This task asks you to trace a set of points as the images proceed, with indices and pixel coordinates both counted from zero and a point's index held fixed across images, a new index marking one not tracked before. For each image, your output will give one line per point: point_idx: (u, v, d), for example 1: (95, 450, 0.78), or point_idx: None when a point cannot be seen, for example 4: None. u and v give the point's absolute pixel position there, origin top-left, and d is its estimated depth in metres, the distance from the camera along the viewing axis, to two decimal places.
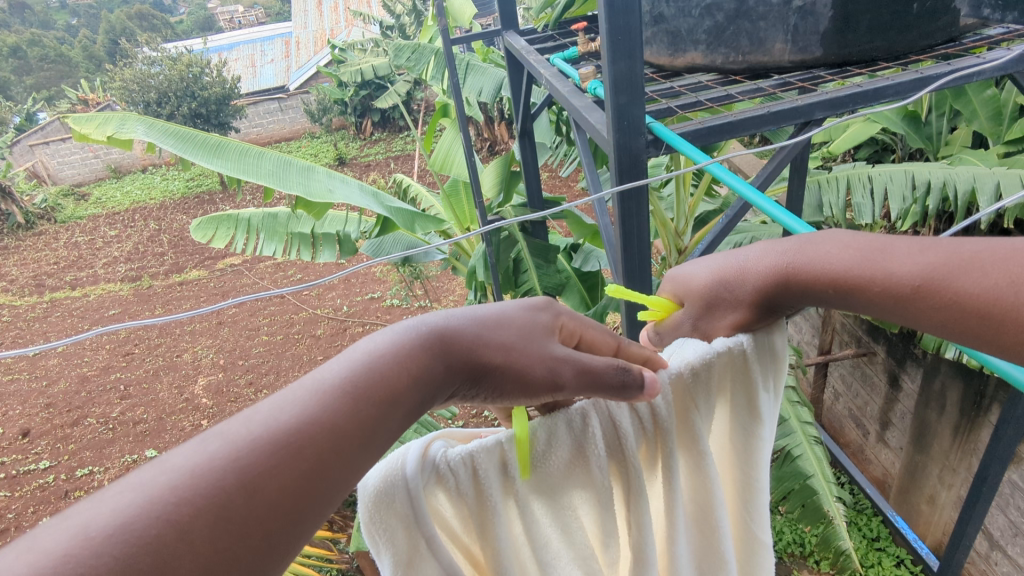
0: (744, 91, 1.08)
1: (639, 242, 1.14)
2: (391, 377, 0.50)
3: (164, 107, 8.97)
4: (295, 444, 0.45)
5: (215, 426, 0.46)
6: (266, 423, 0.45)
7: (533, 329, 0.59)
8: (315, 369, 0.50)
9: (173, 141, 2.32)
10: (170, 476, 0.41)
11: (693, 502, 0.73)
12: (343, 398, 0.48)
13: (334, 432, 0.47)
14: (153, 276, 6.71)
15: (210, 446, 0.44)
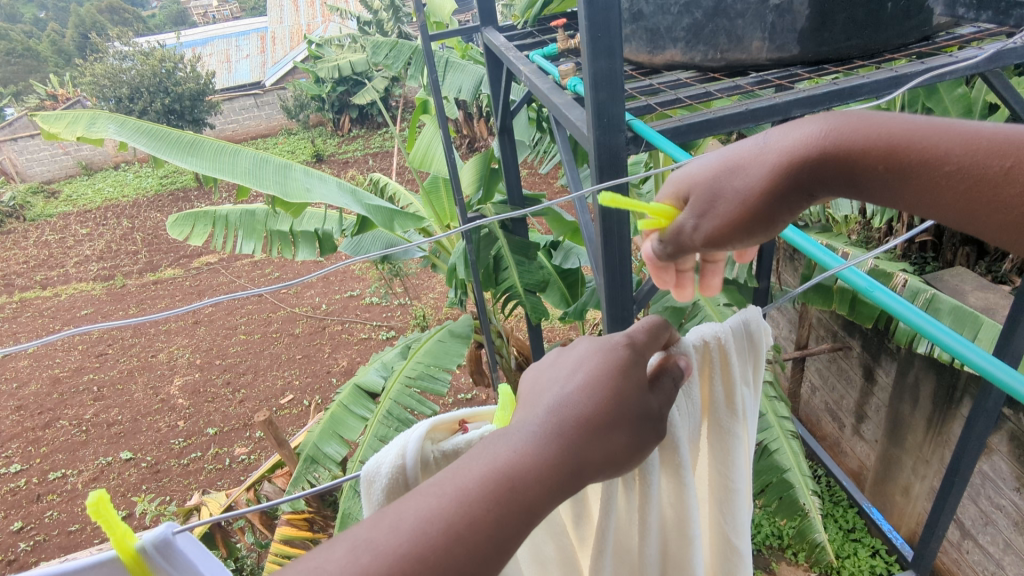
0: (723, 89, 1.08)
1: (620, 241, 1.14)
2: (517, 482, 0.50)
3: (137, 103, 8.78)
4: (437, 562, 0.45)
5: (380, 517, 0.47)
6: (409, 535, 0.45)
7: (634, 408, 0.59)
8: (466, 460, 0.52)
9: (146, 139, 2.26)
10: (349, 569, 0.43)
11: (673, 511, 0.75)
12: (482, 508, 0.48)
13: (472, 545, 0.47)
14: (126, 275, 6.58)
15: (361, 557, 0.44)
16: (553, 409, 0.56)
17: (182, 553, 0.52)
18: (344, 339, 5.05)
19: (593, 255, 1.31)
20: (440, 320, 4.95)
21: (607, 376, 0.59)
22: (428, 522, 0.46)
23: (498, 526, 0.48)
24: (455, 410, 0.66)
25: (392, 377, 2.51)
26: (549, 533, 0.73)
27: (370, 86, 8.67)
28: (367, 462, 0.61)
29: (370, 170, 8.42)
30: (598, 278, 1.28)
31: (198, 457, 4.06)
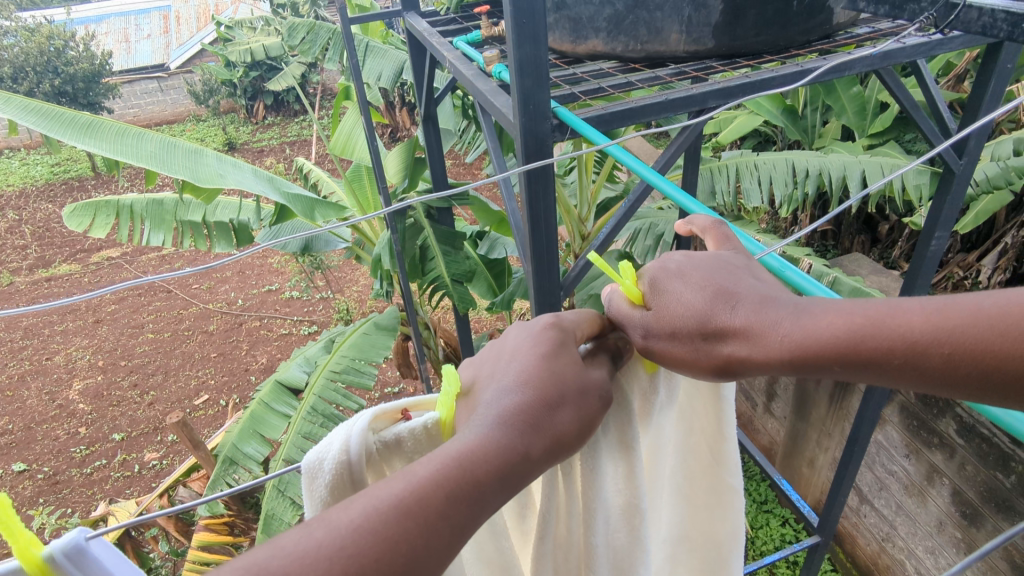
0: (643, 79, 1.11)
1: (548, 227, 1.15)
2: (472, 465, 0.53)
3: (21, 83, 8.02)
4: (393, 535, 0.48)
5: (321, 513, 0.49)
6: (363, 512, 0.48)
7: (571, 385, 0.63)
8: (414, 456, 0.54)
9: (36, 118, 2.06)
10: (282, 560, 0.44)
11: (623, 494, 0.76)
12: (430, 492, 0.51)
13: (424, 517, 0.49)
14: (14, 271, 6.02)
15: (316, 531, 0.47)
16: (500, 394, 0.60)
17: (97, 561, 0.45)
18: (262, 336, 4.84)
19: (520, 241, 1.31)
20: (365, 313, 4.84)
21: (549, 359, 0.64)
22: (381, 501, 0.49)
23: (447, 502, 0.51)
24: (398, 399, 0.64)
25: (316, 372, 2.43)
26: (487, 532, 0.72)
27: (285, 73, 8.33)
28: (308, 455, 0.59)
29: (288, 159, 8.10)
30: (525, 265, 1.29)
31: (103, 465, 3.79)
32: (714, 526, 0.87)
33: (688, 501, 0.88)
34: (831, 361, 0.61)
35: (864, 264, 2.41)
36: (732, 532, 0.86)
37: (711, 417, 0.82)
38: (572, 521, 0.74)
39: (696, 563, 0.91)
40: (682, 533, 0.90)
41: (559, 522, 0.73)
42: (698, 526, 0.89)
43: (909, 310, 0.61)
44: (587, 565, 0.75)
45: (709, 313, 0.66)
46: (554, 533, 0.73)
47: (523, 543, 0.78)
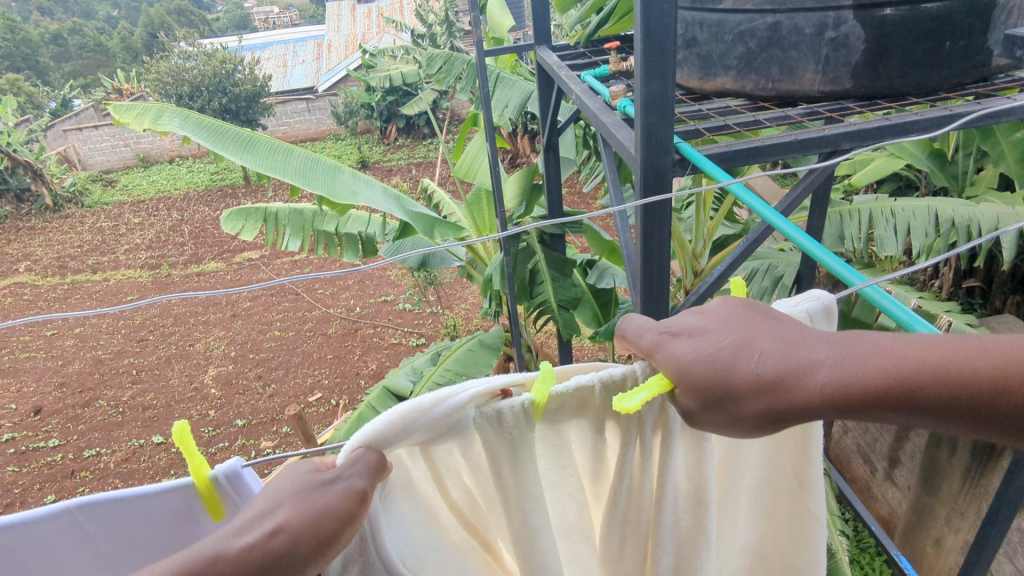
0: (773, 118, 1.09)
1: (660, 259, 1.15)
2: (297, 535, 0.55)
3: (196, 101, 9.18)
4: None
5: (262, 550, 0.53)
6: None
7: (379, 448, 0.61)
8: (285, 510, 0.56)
9: (206, 134, 2.36)
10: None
11: (689, 480, 0.76)
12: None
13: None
14: (171, 265, 6.81)
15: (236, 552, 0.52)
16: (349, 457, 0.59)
17: (246, 485, 0.60)
18: (374, 343, 5.12)
19: (631, 273, 1.32)
20: (470, 331, 4.99)
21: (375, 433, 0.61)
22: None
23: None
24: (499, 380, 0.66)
25: (421, 382, 2.55)
26: (561, 492, 0.77)
27: (419, 98, 8.88)
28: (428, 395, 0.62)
29: (414, 179, 8.59)
30: (632, 294, 1.31)
31: (225, 447, 4.15)
32: (794, 550, 0.86)
33: (770, 519, 0.88)
34: (885, 408, 0.57)
35: (1016, 327, 2.16)
36: (806, 560, 0.85)
37: (800, 437, 0.80)
38: (642, 502, 0.75)
39: None
40: (757, 549, 0.90)
41: (628, 502, 0.75)
42: (777, 542, 0.88)
43: (966, 346, 0.57)
44: (651, 547, 0.78)
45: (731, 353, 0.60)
46: (625, 514, 0.76)
47: (597, 506, 0.81)
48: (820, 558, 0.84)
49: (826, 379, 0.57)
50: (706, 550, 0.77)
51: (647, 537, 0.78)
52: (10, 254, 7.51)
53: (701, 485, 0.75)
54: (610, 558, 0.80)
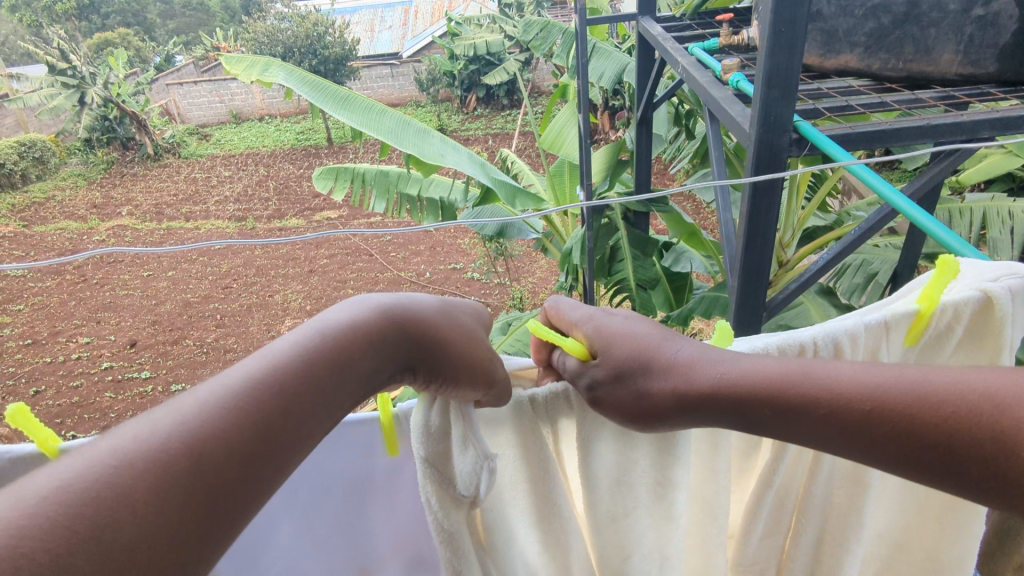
0: (901, 100, 1.08)
1: (763, 239, 1.22)
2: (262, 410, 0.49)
3: (288, 61, 9.52)
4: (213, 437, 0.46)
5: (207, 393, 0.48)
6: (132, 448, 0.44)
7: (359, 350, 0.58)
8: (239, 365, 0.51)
9: (309, 89, 2.45)
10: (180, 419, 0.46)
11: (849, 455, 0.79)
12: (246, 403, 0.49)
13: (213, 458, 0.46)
14: (256, 218, 7.15)
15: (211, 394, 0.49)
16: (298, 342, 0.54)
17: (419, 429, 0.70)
18: None
19: (729, 254, 1.41)
20: (537, 305, 5.01)
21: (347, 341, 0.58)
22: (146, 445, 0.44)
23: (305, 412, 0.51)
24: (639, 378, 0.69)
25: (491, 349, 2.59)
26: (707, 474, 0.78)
27: (502, 68, 8.84)
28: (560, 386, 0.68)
29: (491, 150, 8.60)
30: (732, 277, 1.36)
31: None
32: (942, 543, 0.87)
33: (917, 507, 0.89)
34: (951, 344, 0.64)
35: None
36: (958, 552, 0.86)
37: None
38: (797, 469, 0.80)
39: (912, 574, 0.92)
40: (895, 541, 0.93)
41: (784, 475, 0.80)
42: (921, 534, 0.90)
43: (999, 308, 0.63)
44: (800, 519, 0.82)
45: (893, 369, 0.56)
46: (776, 491, 0.81)
47: (741, 485, 0.84)
48: (970, 552, 0.85)
49: (996, 427, 0.50)
50: (856, 530, 0.80)
51: (793, 509, 0.83)
52: (114, 198, 8.07)
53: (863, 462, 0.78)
54: (752, 536, 0.83)
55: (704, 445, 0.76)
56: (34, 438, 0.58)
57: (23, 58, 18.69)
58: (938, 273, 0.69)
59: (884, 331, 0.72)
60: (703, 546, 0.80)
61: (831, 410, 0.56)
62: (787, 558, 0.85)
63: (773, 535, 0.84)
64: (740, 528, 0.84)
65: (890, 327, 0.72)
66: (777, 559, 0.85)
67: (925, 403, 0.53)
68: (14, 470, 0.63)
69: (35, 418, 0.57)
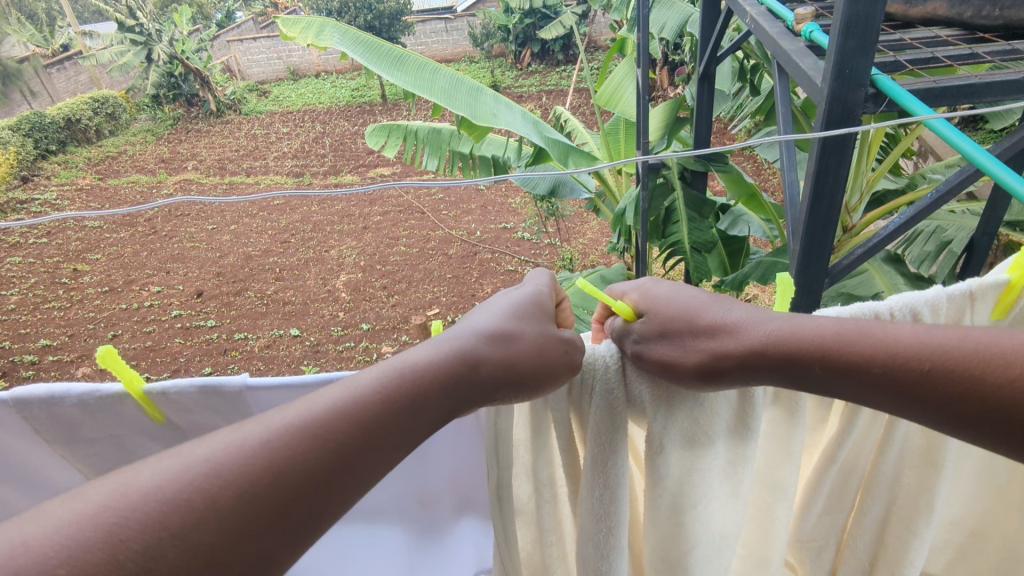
0: (994, 52, 1.00)
1: (831, 201, 1.17)
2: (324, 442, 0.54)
3: (344, 16, 9.51)
4: (323, 432, 0.54)
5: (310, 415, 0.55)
6: (180, 466, 0.50)
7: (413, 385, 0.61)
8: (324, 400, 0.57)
9: (362, 50, 2.45)
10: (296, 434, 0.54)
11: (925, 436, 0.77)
12: (377, 390, 0.58)
13: (293, 482, 0.52)
14: (313, 174, 7.29)
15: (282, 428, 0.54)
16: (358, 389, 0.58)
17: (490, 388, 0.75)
18: (491, 267, 5.19)
19: (792, 216, 1.35)
20: (587, 266, 4.98)
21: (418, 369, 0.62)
22: (190, 463, 0.50)
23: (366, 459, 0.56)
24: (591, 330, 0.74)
25: None
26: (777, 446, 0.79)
27: (558, 22, 8.59)
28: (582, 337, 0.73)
29: (545, 108, 8.44)
30: (795, 240, 1.30)
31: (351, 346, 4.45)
32: (1022, 532, 0.84)
33: (998, 494, 0.87)
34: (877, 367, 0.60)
35: None
36: None
37: None
38: (865, 448, 0.79)
39: (988, 567, 0.90)
40: (971, 527, 0.91)
41: (850, 451, 0.80)
42: (1002, 522, 0.87)
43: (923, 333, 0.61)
44: (864, 497, 0.82)
45: (934, 331, 0.61)
46: (841, 468, 0.81)
47: (809, 458, 0.85)
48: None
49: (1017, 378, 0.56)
50: (927, 513, 0.78)
51: (858, 486, 0.82)
52: (181, 152, 8.38)
53: (936, 443, 0.76)
54: (812, 510, 0.85)
55: (777, 421, 0.77)
56: (122, 378, 0.67)
57: (94, 16, 19.35)
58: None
59: (969, 301, 0.70)
60: (764, 518, 0.83)
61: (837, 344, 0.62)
62: (848, 539, 0.85)
63: (833, 512, 0.85)
64: (801, 502, 0.85)
65: (976, 297, 0.70)
66: (837, 538, 0.87)
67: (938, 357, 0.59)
68: (99, 407, 0.71)
69: (119, 360, 0.64)
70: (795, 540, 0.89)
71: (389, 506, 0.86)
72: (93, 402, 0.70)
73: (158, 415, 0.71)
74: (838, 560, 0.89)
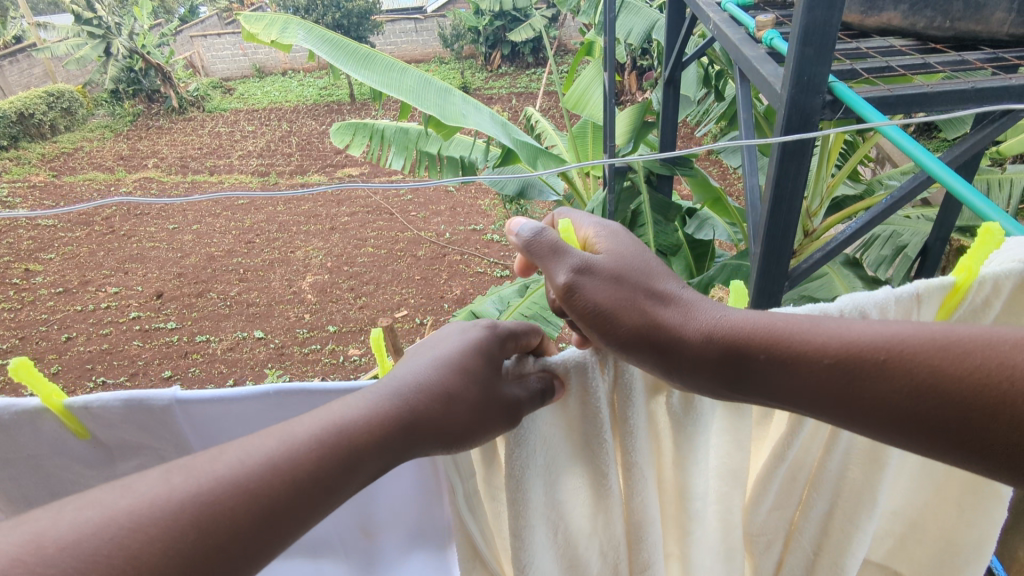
0: (945, 62, 1.03)
1: (790, 206, 1.19)
2: (261, 495, 0.53)
3: (312, 14, 9.36)
4: (254, 487, 0.53)
5: (243, 456, 0.54)
6: (102, 516, 0.49)
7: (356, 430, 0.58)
8: (286, 437, 0.56)
9: (327, 48, 2.42)
10: (208, 479, 0.52)
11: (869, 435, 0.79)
12: (311, 446, 0.56)
13: (221, 537, 0.51)
14: (279, 173, 7.16)
15: (175, 478, 0.52)
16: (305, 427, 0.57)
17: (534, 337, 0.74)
18: (460, 269, 5.16)
19: (751, 220, 1.37)
20: None
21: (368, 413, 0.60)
22: (115, 512, 0.49)
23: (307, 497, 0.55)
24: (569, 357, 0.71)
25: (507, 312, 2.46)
26: (729, 441, 0.81)
27: (528, 24, 8.60)
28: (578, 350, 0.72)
29: (514, 110, 8.43)
30: (755, 244, 1.32)
31: (317, 348, 4.37)
32: (958, 525, 0.87)
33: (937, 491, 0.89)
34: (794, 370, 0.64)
35: None
36: (979, 539, 0.85)
37: None
38: (812, 445, 0.81)
39: (926, 560, 0.93)
40: (911, 520, 0.93)
41: (799, 448, 0.81)
42: (939, 516, 0.89)
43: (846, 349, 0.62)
44: (810, 494, 0.83)
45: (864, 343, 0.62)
46: (789, 464, 0.82)
47: (759, 454, 0.86)
48: (989, 536, 0.85)
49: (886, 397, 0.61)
50: (870, 508, 0.81)
51: (806, 482, 0.84)
52: (140, 150, 8.15)
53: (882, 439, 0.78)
54: (760, 507, 0.86)
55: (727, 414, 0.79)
56: (39, 393, 0.67)
57: (50, 7, 18.75)
58: (979, 243, 0.67)
59: (915, 302, 0.71)
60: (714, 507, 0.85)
61: (839, 360, 0.61)
62: (795, 532, 0.87)
63: (782, 507, 0.86)
64: (751, 498, 0.86)
65: (921, 299, 0.71)
66: (784, 534, 0.88)
67: (948, 353, 0.57)
68: (15, 423, 0.70)
69: (35, 372, 0.64)
70: (746, 541, 0.90)
71: (331, 528, 0.84)
72: (10, 417, 0.70)
73: (82, 430, 0.71)
74: (784, 555, 0.90)
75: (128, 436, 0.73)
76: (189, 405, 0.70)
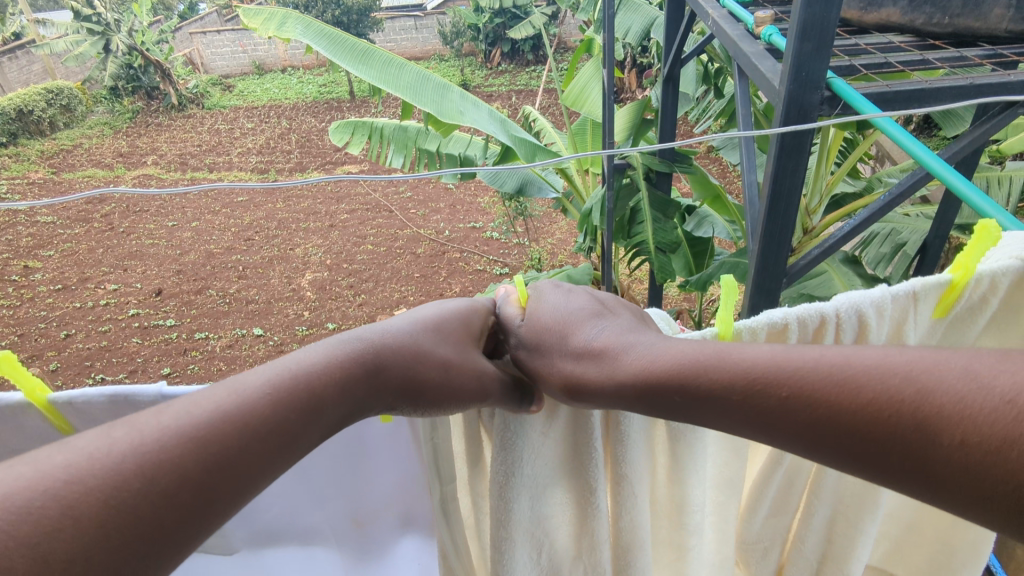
0: (944, 58, 1.03)
1: (788, 202, 1.19)
2: (211, 443, 0.50)
3: (311, 11, 9.35)
4: (205, 434, 0.50)
5: (186, 403, 0.53)
6: (35, 474, 0.44)
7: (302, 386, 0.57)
8: (238, 385, 0.55)
9: (325, 43, 2.41)
10: (152, 428, 0.49)
11: None
12: (266, 391, 0.55)
13: (171, 483, 0.47)
14: (278, 171, 7.16)
15: (116, 431, 0.49)
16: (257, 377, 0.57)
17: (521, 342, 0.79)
18: (459, 267, 5.16)
19: (750, 218, 1.37)
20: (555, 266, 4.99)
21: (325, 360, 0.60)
22: (49, 469, 0.45)
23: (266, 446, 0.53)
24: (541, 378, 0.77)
25: None
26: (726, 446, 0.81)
27: (528, 22, 8.60)
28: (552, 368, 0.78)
29: (514, 107, 8.43)
30: (753, 241, 1.31)
31: None
32: (956, 529, 0.87)
33: None
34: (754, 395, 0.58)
35: None
36: (977, 542, 0.86)
37: None
38: None
39: (924, 561, 0.93)
40: (909, 523, 0.93)
41: (797, 453, 0.80)
42: (937, 519, 0.90)
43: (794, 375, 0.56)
44: (810, 500, 0.83)
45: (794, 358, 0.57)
46: (787, 469, 0.82)
47: (756, 459, 0.86)
48: (985, 539, 0.85)
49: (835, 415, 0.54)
50: (869, 512, 0.81)
51: (805, 489, 0.83)
52: (140, 146, 8.14)
53: None
54: (757, 513, 0.86)
55: None
56: (23, 388, 0.67)
57: (49, 3, 18.71)
58: (976, 240, 0.66)
59: (912, 302, 0.71)
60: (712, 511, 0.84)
61: (746, 396, 0.57)
62: (794, 541, 0.87)
63: (779, 514, 0.86)
64: (747, 505, 0.86)
65: (919, 298, 0.71)
66: (782, 540, 0.88)
67: (846, 389, 0.53)
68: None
69: (19, 369, 0.64)
70: (742, 546, 0.90)
71: (324, 519, 0.84)
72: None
73: (65, 424, 0.71)
74: (784, 561, 0.90)
75: (115, 429, 0.72)
76: (172, 397, 0.69)
